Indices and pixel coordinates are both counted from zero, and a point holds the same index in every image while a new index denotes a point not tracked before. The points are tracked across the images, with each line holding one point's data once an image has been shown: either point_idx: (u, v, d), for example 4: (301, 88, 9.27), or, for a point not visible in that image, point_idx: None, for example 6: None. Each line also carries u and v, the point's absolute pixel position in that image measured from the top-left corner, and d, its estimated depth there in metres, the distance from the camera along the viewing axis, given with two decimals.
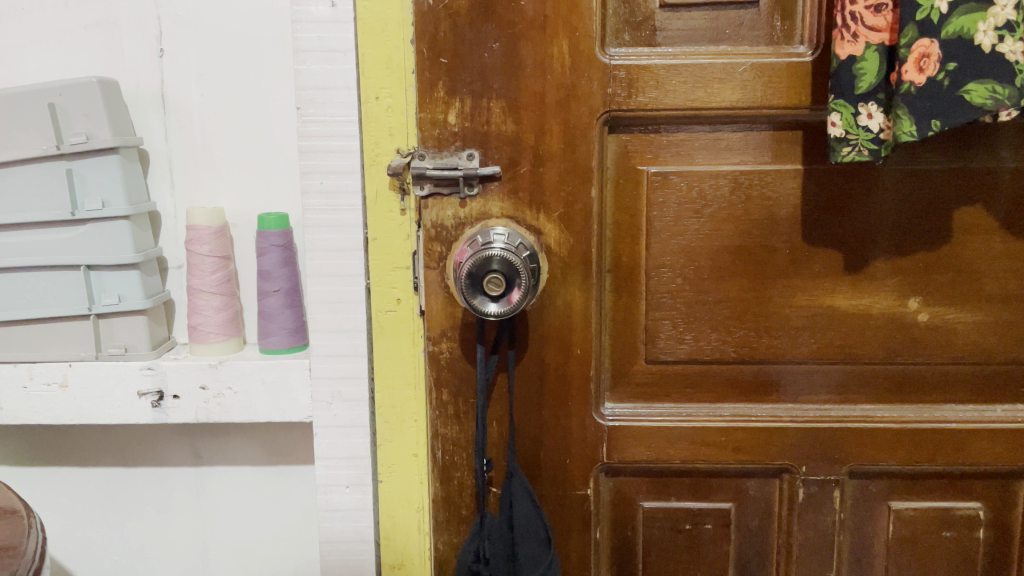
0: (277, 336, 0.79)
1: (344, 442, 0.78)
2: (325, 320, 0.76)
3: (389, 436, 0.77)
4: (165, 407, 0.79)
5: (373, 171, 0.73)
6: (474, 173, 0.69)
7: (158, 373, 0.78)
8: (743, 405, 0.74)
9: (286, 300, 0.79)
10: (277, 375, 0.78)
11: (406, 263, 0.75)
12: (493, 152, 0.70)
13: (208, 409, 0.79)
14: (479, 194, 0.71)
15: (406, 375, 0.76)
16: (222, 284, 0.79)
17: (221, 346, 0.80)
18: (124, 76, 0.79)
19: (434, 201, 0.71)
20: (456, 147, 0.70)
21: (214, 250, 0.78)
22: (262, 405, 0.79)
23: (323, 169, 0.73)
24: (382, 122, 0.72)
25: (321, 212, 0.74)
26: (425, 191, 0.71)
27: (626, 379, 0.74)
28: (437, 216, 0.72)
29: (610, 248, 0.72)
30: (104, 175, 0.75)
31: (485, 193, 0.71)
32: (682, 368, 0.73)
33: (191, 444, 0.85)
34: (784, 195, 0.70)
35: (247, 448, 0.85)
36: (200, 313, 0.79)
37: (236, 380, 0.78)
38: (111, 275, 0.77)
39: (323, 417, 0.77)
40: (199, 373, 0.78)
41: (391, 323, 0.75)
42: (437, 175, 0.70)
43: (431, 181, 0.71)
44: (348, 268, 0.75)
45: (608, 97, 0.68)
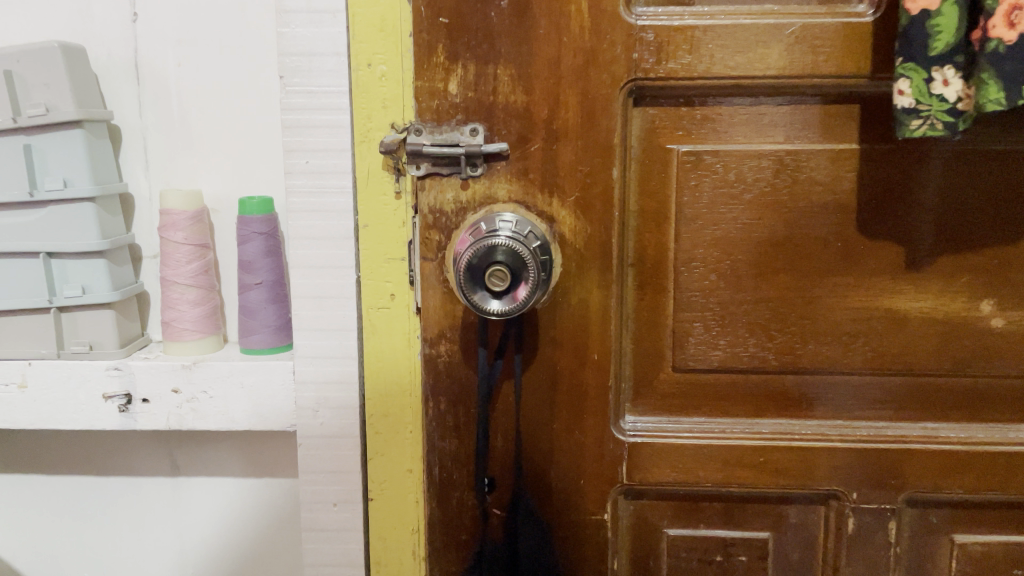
0: (259, 335, 0.71)
1: (331, 454, 0.69)
2: (312, 318, 0.67)
3: (381, 448, 0.69)
4: (133, 412, 0.71)
5: (364, 148, 0.64)
6: (478, 152, 0.60)
7: (126, 375, 0.70)
8: (785, 421, 0.64)
9: (269, 294, 0.71)
10: (258, 378, 0.70)
11: (401, 254, 0.66)
12: (500, 125, 0.61)
13: (180, 416, 0.71)
14: (483, 174, 0.61)
15: (400, 380, 0.67)
16: (198, 275, 0.71)
17: (196, 345, 0.72)
18: (94, 43, 0.71)
19: (431, 182, 0.62)
20: (457, 120, 0.61)
21: (190, 238, 0.70)
22: (241, 412, 0.70)
23: (309, 147, 0.65)
24: (375, 93, 0.63)
25: (308, 195, 0.66)
26: (420, 172, 0.61)
27: (650, 390, 0.65)
28: (436, 199, 0.62)
29: (634, 239, 0.63)
30: (66, 152, 0.68)
31: (491, 174, 0.61)
32: (715, 378, 0.64)
33: (168, 452, 0.77)
34: (838, 179, 0.60)
35: (228, 458, 0.76)
36: (173, 308, 0.70)
37: (212, 383, 0.70)
38: (74, 264, 0.69)
39: (308, 426, 0.69)
40: (171, 375, 0.70)
41: (383, 323, 0.67)
42: (434, 154, 0.60)
43: (427, 159, 0.61)
44: (336, 259, 0.67)
45: (633, 64, 0.59)
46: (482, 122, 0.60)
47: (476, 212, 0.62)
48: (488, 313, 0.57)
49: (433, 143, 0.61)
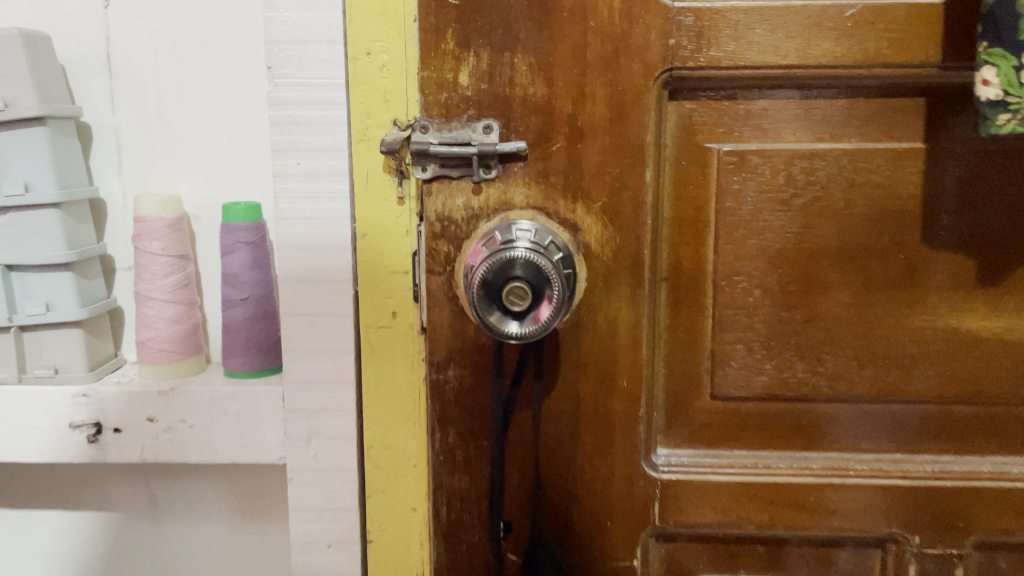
0: (242, 356, 0.63)
1: (325, 490, 0.62)
2: (303, 338, 0.60)
3: (381, 484, 0.61)
4: (103, 444, 0.63)
5: (363, 148, 0.57)
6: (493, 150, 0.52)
7: (95, 402, 0.62)
8: (837, 454, 0.57)
9: (256, 311, 0.63)
10: (243, 405, 0.62)
11: (404, 267, 0.59)
12: (517, 122, 0.53)
13: (156, 448, 0.63)
14: (498, 177, 0.54)
15: (403, 409, 0.60)
16: (176, 290, 0.63)
17: (173, 369, 0.64)
18: (61, 31, 0.64)
19: (439, 186, 0.54)
20: (468, 115, 0.53)
21: (168, 249, 0.63)
22: (224, 443, 0.63)
23: (300, 146, 0.58)
24: (375, 85, 0.56)
25: (299, 200, 0.58)
26: (427, 174, 0.54)
27: (685, 420, 0.58)
28: (444, 206, 0.54)
29: (667, 250, 0.56)
30: (27, 152, 0.60)
31: (507, 177, 0.54)
32: (759, 406, 0.57)
33: (145, 486, 0.69)
34: (901, 183, 0.53)
35: (212, 492, 0.69)
36: (148, 327, 0.63)
37: (192, 411, 0.62)
38: (37, 278, 0.61)
39: (300, 459, 0.62)
40: (146, 403, 0.62)
41: (384, 344, 0.60)
42: (444, 153, 0.53)
43: (435, 159, 0.54)
44: (330, 273, 0.59)
45: (670, 51, 0.52)
46: (497, 118, 0.53)
47: (490, 221, 0.55)
48: (505, 336, 0.49)
49: (441, 141, 0.53)
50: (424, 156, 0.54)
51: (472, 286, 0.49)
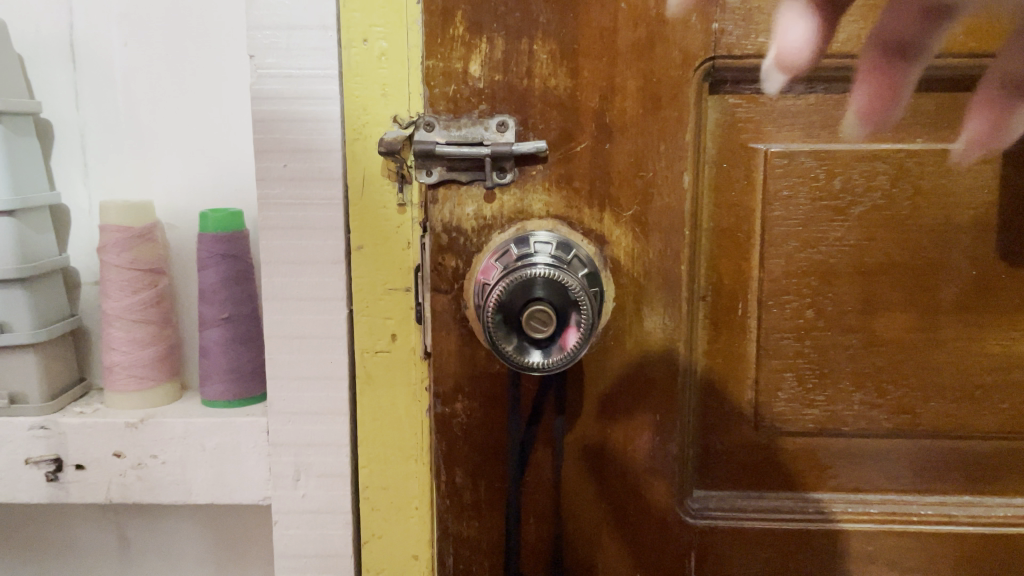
0: (215, 383, 0.57)
1: (315, 535, 0.55)
2: (291, 364, 0.53)
3: (378, 529, 0.54)
4: (64, 483, 0.56)
5: (358, 148, 0.51)
6: (508, 151, 0.45)
7: (55, 436, 0.55)
8: (896, 496, 0.51)
9: (236, 332, 0.56)
10: (222, 438, 0.55)
11: (404, 283, 0.52)
12: (535, 118, 0.46)
13: (124, 487, 0.56)
14: (513, 182, 0.47)
15: (404, 444, 0.53)
16: (147, 309, 0.56)
17: (143, 396, 0.57)
18: (19, 17, 0.57)
19: (445, 192, 0.47)
20: (480, 111, 0.46)
21: (135, 261, 0.56)
22: (201, 481, 0.56)
23: (288, 146, 0.51)
24: (373, 77, 0.50)
25: (286, 207, 0.51)
26: (432, 178, 0.47)
27: (726, 458, 0.51)
28: (452, 215, 0.48)
29: (706, 265, 0.49)
30: None
31: (523, 183, 0.47)
32: (809, 442, 0.50)
33: (114, 526, 0.62)
34: (974, 191, 0.47)
35: (188, 533, 0.61)
36: (114, 349, 0.56)
37: (164, 445, 0.55)
38: None
39: (286, 500, 0.55)
40: (112, 436, 0.55)
41: (382, 370, 0.53)
42: (452, 154, 0.46)
43: (441, 162, 0.47)
44: (321, 290, 0.52)
45: (713, 38, 0.45)
46: (513, 114, 0.46)
47: (504, 233, 0.48)
48: (526, 366, 0.42)
49: (449, 141, 0.47)
50: (429, 158, 0.47)
51: (486, 309, 0.42)
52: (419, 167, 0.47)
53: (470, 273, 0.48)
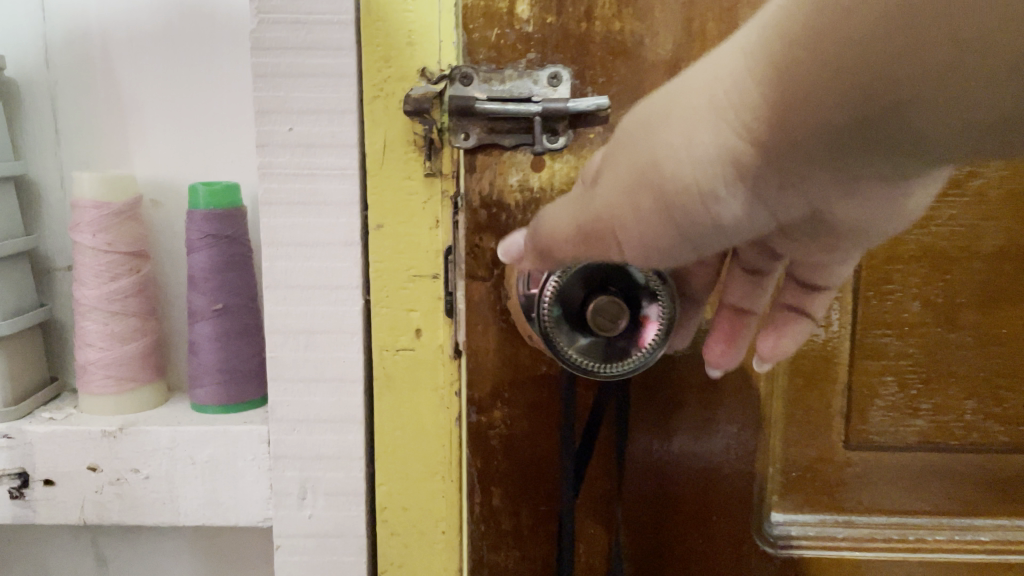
0: (204, 385, 0.49)
1: (324, 562, 0.47)
2: (296, 364, 0.45)
3: (399, 556, 0.46)
4: (31, 501, 0.48)
5: (379, 108, 0.43)
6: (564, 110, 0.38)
7: (20, 446, 0.47)
8: (1004, 522, 0.44)
9: (231, 327, 0.48)
10: (216, 450, 0.47)
11: (432, 269, 0.44)
12: (596, 69, 0.38)
13: (101, 506, 0.48)
14: (568, 148, 0.39)
15: (429, 459, 0.45)
16: (126, 298, 0.48)
17: (121, 400, 0.49)
18: None
19: (485, 159, 0.40)
20: (528, 60, 0.38)
21: (111, 242, 0.48)
22: (191, 500, 0.48)
23: (293, 105, 0.42)
24: (396, 22, 0.42)
25: (291, 178, 0.43)
26: (470, 142, 0.39)
27: (809, 478, 0.43)
28: (492, 185, 0.40)
29: None
30: None
31: (579, 149, 0.39)
32: (909, 458, 0.43)
33: (90, 548, 0.54)
34: None
35: (175, 557, 0.54)
36: (88, 346, 0.48)
37: (147, 458, 0.47)
38: None
39: (291, 522, 0.47)
40: (87, 448, 0.47)
41: (405, 373, 0.45)
42: (496, 112, 0.38)
43: (481, 121, 0.39)
44: (333, 277, 0.44)
45: None
46: (569, 64, 0.38)
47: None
48: (590, 368, 0.35)
49: (491, 98, 0.39)
50: (466, 116, 0.39)
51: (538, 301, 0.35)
52: (455, 129, 0.40)
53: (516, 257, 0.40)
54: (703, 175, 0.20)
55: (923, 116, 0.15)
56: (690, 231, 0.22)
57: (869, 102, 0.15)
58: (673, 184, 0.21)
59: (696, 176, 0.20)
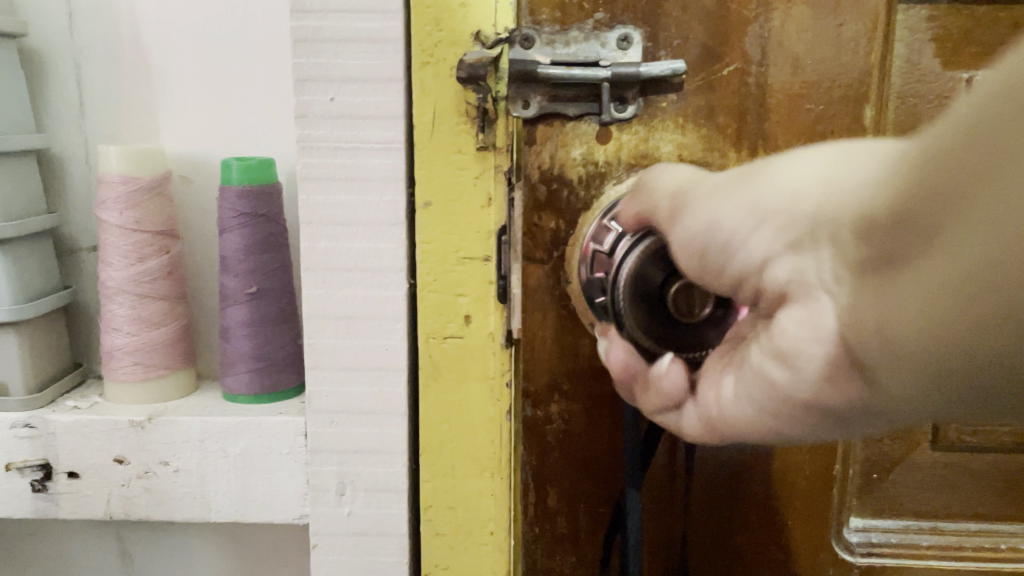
0: (236, 371, 0.46)
1: (362, 561, 0.45)
2: (336, 350, 0.42)
3: (444, 557, 0.43)
4: (55, 494, 0.45)
5: (429, 75, 0.39)
6: (632, 74, 0.37)
7: (43, 436, 0.45)
8: None
9: (266, 311, 0.46)
10: (249, 443, 0.44)
11: (483, 251, 0.40)
12: (669, 33, 0.38)
13: (128, 500, 0.45)
14: (636, 118, 0.39)
15: (477, 457, 0.42)
16: (155, 280, 0.45)
17: (151, 388, 0.46)
18: None
19: (547, 130, 0.39)
20: (596, 21, 0.38)
21: (142, 220, 0.45)
22: (223, 495, 0.45)
23: (337, 73, 0.40)
24: None
25: (332, 152, 0.40)
26: (531, 111, 0.39)
27: (893, 480, 0.40)
28: (555, 162, 0.40)
29: None
30: None
31: (648, 119, 0.39)
32: (1004, 459, 0.40)
33: (115, 544, 0.51)
34: None
35: (203, 554, 0.51)
36: (116, 331, 0.45)
37: (177, 450, 0.44)
38: None
39: (329, 519, 0.44)
40: (114, 439, 0.44)
41: (452, 363, 0.42)
42: (561, 78, 0.38)
43: (543, 89, 0.39)
44: (377, 258, 0.41)
45: None
46: (640, 28, 0.38)
47: (621, 184, 0.39)
48: (647, 351, 0.34)
49: (555, 62, 0.38)
50: (529, 84, 0.39)
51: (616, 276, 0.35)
52: (518, 96, 0.39)
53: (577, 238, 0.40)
54: (791, 217, 0.24)
55: (891, 277, 0.19)
56: (711, 250, 0.28)
57: (915, 217, 0.18)
58: (756, 193, 0.26)
59: (769, 224, 0.25)
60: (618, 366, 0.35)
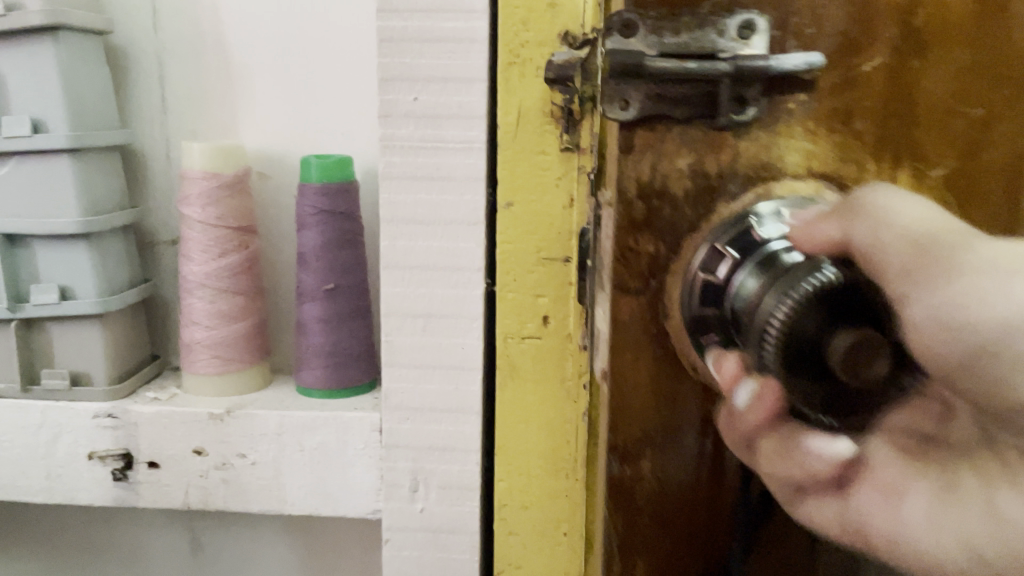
0: (313, 367, 0.47)
1: (434, 557, 0.45)
2: (413, 348, 0.43)
3: (516, 556, 0.44)
4: (135, 483, 0.46)
5: (514, 75, 0.39)
6: (760, 70, 0.25)
7: (125, 428, 0.45)
8: None
9: (342, 307, 0.46)
10: (325, 437, 0.45)
11: (563, 252, 0.40)
12: (801, 17, 0.26)
13: (206, 491, 0.46)
14: (757, 122, 0.27)
15: (552, 457, 0.42)
16: (235, 275, 0.46)
17: (228, 381, 0.47)
18: None
19: (649, 136, 0.27)
20: (713, 1, 0.26)
21: (224, 216, 0.45)
22: (298, 488, 0.46)
23: (420, 73, 0.40)
24: None
25: (414, 150, 0.41)
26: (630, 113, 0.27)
27: None
28: (655, 172, 0.27)
29: None
30: (32, 77, 0.43)
31: (771, 119, 0.27)
32: None
33: (186, 533, 0.52)
34: None
35: (274, 545, 0.52)
36: (195, 324, 0.46)
37: (254, 443, 0.45)
38: (47, 253, 0.45)
39: (402, 515, 0.45)
40: (193, 431, 0.45)
41: (530, 363, 0.42)
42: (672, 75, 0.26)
43: (645, 83, 0.27)
44: (457, 257, 0.42)
45: None
46: (767, 10, 0.26)
47: (739, 203, 0.27)
48: (795, 408, 0.23)
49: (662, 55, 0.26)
50: (629, 78, 0.27)
51: (759, 307, 0.23)
52: (614, 91, 0.27)
53: (678, 260, 0.28)
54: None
55: None
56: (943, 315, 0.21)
57: None
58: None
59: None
60: (731, 378, 0.25)
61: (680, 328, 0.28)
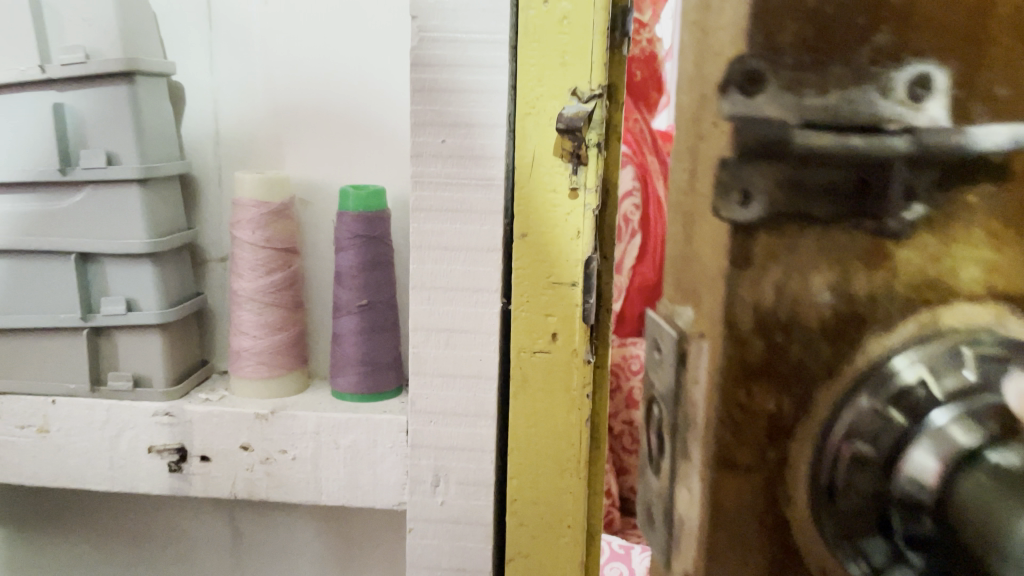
0: (348, 374, 0.52)
1: (452, 545, 0.51)
2: (437, 358, 0.49)
3: (525, 545, 0.49)
4: (188, 474, 0.52)
5: (530, 123, 0.44)
6: (949, 148, 0.18)
7: (181, 424, 0.51)
8: None
9: (374, 322, 0.52)
10: (357, 436, 0.51)
11: (572, 278, 0.46)
12: (995, 71, 0.18)
13: (251, 482, 0.52)
14: (927, 221, 0.18)
15: (559, 459, 0.48)
16: (278, 291, 0.52)
17: (272, 385, 0.53)
18: None
19: (769, 241, 0.18)
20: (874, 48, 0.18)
21: (271, 239, 0.51)
22: (333, 481, 0.51)
23: (448, 119, 0.46)
24: (550, 43, 0.43)
25: (441, 186, 0.47)
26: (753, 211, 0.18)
27: None
28: (780, 296, 0.18)
29: None
30: (108, 116, 0.49)
31: (945, 217, 0.18)
32: None
33: (228, 520, 0.58)
34: None
35: (306, 533, 0.58)
36: (243, 334, 0.52)
37: (294, 440, 0.51)
38: (116, 270, 0.51)
39: (425, 506, 0.51)
40: (241, 428, 0.51)
41: (540, 374, 0.47)
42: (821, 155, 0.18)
43: (775, 168, 0.18)
44: (477, 279, 0.47)
45: None
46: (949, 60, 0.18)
47: (896, 335, 0.19)
48: None
49: (806, 124, 0.18)
50: (755, 159, 0.18)
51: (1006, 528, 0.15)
52: (726, 166, 0.19)
53: (808, 422, 0.19)
54: None
55: None
56: None
57: None
58: None
59: None
60: None
61: (807, 514, 0.19)
